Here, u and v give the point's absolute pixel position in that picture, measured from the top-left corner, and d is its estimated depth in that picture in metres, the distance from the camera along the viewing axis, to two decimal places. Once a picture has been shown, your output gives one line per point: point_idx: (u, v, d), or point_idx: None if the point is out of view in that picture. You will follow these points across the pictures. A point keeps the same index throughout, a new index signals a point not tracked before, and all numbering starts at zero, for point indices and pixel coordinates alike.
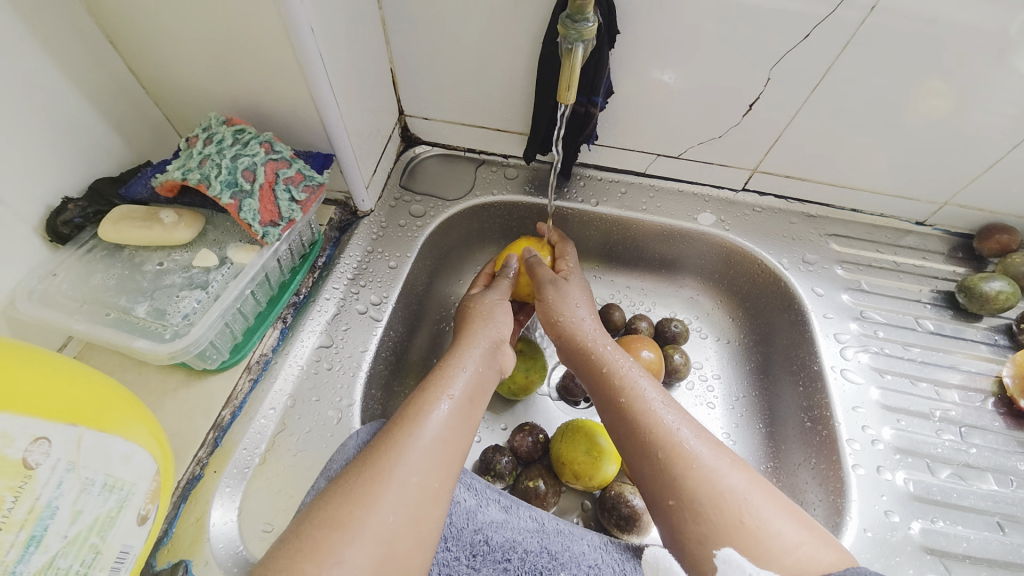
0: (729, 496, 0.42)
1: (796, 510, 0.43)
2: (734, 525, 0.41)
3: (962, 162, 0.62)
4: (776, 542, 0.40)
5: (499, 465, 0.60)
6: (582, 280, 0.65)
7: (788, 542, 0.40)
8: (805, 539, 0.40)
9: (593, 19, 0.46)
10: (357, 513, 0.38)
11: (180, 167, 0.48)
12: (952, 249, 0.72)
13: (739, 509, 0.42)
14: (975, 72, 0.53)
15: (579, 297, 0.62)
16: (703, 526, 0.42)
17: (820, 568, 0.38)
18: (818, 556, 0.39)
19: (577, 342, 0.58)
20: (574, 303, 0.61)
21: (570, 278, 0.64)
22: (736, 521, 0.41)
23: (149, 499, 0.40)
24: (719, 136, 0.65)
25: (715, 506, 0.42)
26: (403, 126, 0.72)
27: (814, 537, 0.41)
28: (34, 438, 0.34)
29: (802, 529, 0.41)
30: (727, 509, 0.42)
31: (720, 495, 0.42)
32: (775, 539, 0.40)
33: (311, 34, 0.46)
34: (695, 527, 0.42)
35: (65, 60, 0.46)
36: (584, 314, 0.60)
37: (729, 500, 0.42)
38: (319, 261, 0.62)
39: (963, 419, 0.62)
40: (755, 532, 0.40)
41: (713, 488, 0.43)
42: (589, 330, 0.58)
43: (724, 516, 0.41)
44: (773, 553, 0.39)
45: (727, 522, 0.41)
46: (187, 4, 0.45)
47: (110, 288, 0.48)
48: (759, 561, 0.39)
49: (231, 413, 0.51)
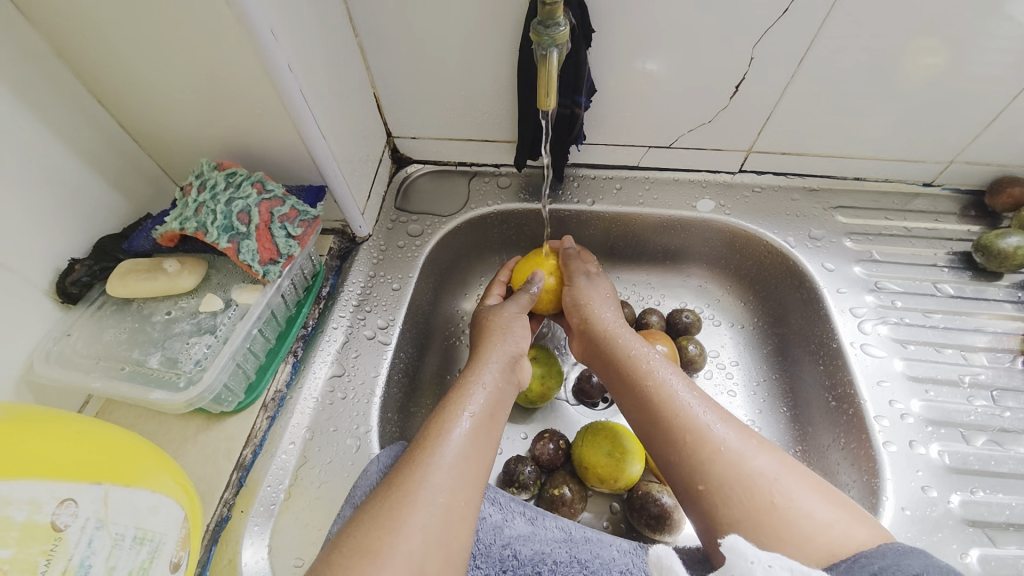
0: (758, 479, 0.42)
1: (829, 488, 0.42)
2: (766, 509, 0.40)
3: (963, 118, 0.60)
4: (808, 522, 0.39)
5: (523, 476, 0.59)
6: (609, 284, 0.64)
7: (822, 520, 0.39)
8: (838, 517, 0.39)
9: (565, 23, 0.46)
10: (385, 537, 0.38)
11: (178, 217, 0.49)
12: (963, 207, 0.70)
13: (769, 491, 0.41)
14: (965, 25, 0.51)
15: (602, 296, 0.62)
16: (734, 513, 0.41)
17: (853, 546, 0.37)
18: (852, 533, 0.38)
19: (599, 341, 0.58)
20: (595, 301, 0.61)
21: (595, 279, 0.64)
22: (767, 504, 0.40)
23: (180, 546, 0.41)
24: (709, 121, 0.65)
25: (745, 491, 0.41)
26: (392, 147, 0.73)
27: (849, 514, 0.40)
28: (61, 500, 0.34)
29: (835, 506, 0.40)
30: (757, 493, 0.41)
31: (749, 478, 0.42)
32: (809, 519, 0.39)
33: (289, 71, 0.47)
34: (728, 513, 0.42)
35: (57, 125, 0.48)
36: (606, 310, 0.61)
37: (759, 483, 0.42)
38: (323, 292, 0.63)
39: (994, 382, 0.60)
40: (787, 514, 0.40)
41: (741, 472, 0.42)
42: (610, 326, 0.59)
43: (754, 499, 0.41)
44: (807, 533, 0.38)
45: (758, 506, 0.41)
46: (167, 58, 0.46)
47: (122, 343, 0.49)
48: (793, 545, 0.38)
49: (252, 452, 0.52)
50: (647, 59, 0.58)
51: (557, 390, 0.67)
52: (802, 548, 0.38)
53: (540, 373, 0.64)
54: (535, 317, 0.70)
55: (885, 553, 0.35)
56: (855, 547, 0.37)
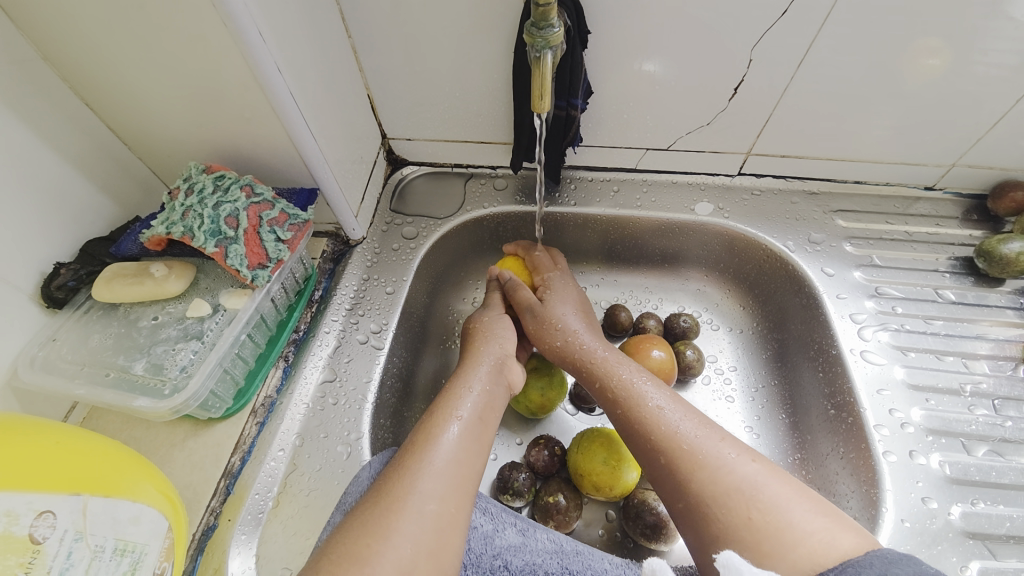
0: (737, 492, 0.41)
1: (814, 496, 0.41)
2: (744, 524, 0.39)
3: (966, 122, 0.59)
4: (791, 532, 0.38)
5: (517, 482, 0.58)
6: (568, 288, 0.63)
7: (805, 529, 0.38)
8: (822, 526, 0.38)
9: (559, 25, 0.45)
10: (374, 545, 0.37)
11: (165, 222, 0.48)
12: (966, 211, 0.69)
13: (747, 503, 0.40)
14: (969, 25, 0.50)
15: (563, 312, 0.60)
16: (715, 526, 0.40)
17: (835, 555, 0.36)
18: (835, 541, 0.37)
19: (572, 363, 0.57)
20: (558, 323, 0.59)
21: (547, 296, 0.62)
22: (745, 518, 0.39)
23: (163, 557, 0.40)
24: (708, 123, 0.64)
25: (723, 506, 0.41)
26: (387, 149, 0.72)
27: (834, 521, 0.38)
28: (39, 512, 0.34)
29: (820, 514, 0.39)
30: (739, 502, 0.40)
31: (727, 493, 0.41)
32: (791, 529, 0.38)
33: (278, 73, 0.46)
34: (710, 519, 0.41)
35: (42, 127, 0.47)
36: (577, 328, 0.59)
37: (737, 495, 0.41)
38: (316, 295, 0.62)
39: (996, 391, 0.60)
40: (766, 527, 0.38)
41: (719, 487, 0.41)
42: (582, 347, 0.57)
43: (732, 515, 0.40)
44: (786, 545, 0.37)
45: (740, 517, 0.40)
46: (153, 59, 0.45)
47: (108, 349, 0.48)
48: (771, 559, 0.37)
49: (240, 459, 0.51)
50: (645, 60, 0.57)
51: (561, 401, 0.66)
52: (784, 557, 0.37)
53: (543, 384, 0.62)
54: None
55: (873, 562, 0.34)
56: (838, 555, 0.36)
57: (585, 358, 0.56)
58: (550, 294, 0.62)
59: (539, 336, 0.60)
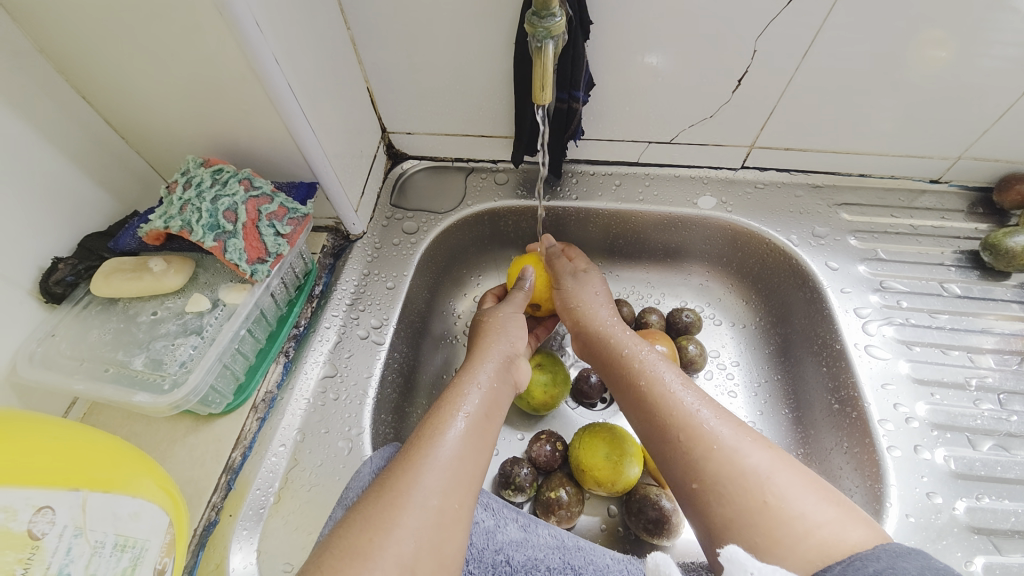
0: (750, 477, 0.40)
1: (824, 486, 0.40)
2: (758, 508, 0.39)
3: (973, 114, 0.59)
4: (799, 523, 0.37)
5: (518, 478, 0.58)
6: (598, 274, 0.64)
7: (815, 520, 0.37)
8: (832, 516, 0.37)
9: (561, 14, 0.44)
10: (376, 540, 0.37)
11: (163, 215, 0.48)
12: (972, 205, 0.68)
13: (760, 490, 0.39)
14: (977, 16, 0.49)
15: (598, 290, 0.61)
16: (727, 511, 0.40)
17: (847, 546, 0.35)
18: (844, 533, 0.36)
19: (596, 338, 0.57)
20: (592, 297, 0.60)
21: (591, 271, 0.63)
22: (759, 502, 0.39)
23: (164, 553, 0.40)
24: (710, 116, 0.63)
25: (737, 489, 0.40)
26: (387, 143, 0.71)
27: (843, 512, 0.38)
28: (37, 507, 0.33)
29: (830, 505, 0.38)
30: (750, 490, 0.40)
31: (741, 476, 0.41)
32: (800, 519, 0.37)
33: (276, 65, 0.46)
34: (720, 508, 0.41)
35: (39, 121, 0.46)
36: (604, 308, 0.60)
37: (749, 482, 0.40)
38: (316, 290, 0.62)
39: (1001, 386, 0.59)
40: (779, 513, 0.38)
41: (734, 469, 0.41)
42: (608, 324, 0.58)
43: (746, 498, 0.40)
44: (798, 534, 0.37)
45: (749, 506, 0.39)
46: (150, 52, 0.44)
47: (107, 344, 0.48)
48: (783, 546, 0.37)
49: (241, 454, 0.51)
50: (647, 52, 0.56)
51: (564, 398, 0.65)
52: (792, 549, 0.36)
53: (547, 381, 0.62)
54: (542, 325, 0.68)
55: (879, 556, 0.33)
56: (848, 547, 0.35)
57: (611, 333, 0.57)
58: (591, 271, 0.63)
59: (572, 299, 0.61)
